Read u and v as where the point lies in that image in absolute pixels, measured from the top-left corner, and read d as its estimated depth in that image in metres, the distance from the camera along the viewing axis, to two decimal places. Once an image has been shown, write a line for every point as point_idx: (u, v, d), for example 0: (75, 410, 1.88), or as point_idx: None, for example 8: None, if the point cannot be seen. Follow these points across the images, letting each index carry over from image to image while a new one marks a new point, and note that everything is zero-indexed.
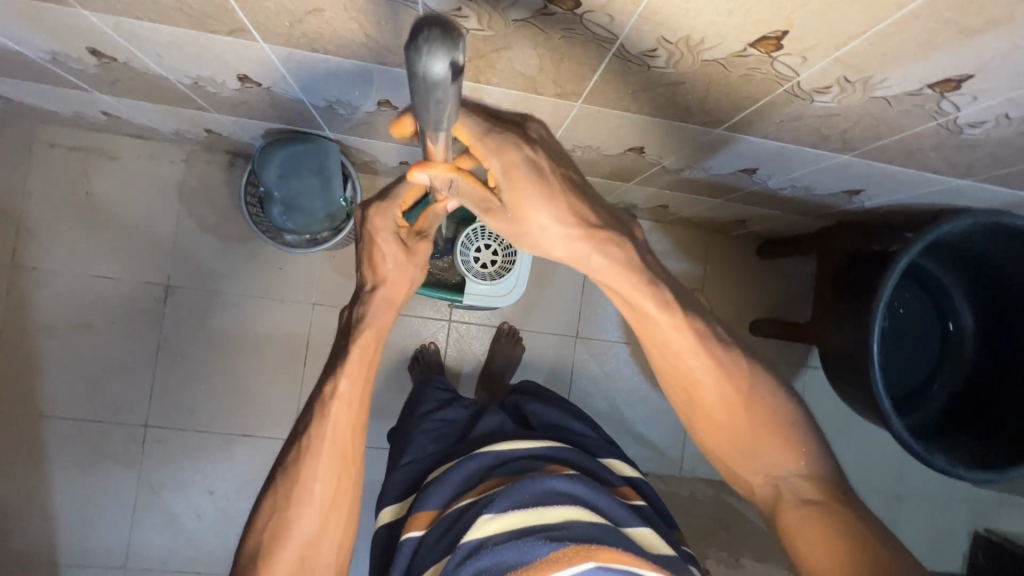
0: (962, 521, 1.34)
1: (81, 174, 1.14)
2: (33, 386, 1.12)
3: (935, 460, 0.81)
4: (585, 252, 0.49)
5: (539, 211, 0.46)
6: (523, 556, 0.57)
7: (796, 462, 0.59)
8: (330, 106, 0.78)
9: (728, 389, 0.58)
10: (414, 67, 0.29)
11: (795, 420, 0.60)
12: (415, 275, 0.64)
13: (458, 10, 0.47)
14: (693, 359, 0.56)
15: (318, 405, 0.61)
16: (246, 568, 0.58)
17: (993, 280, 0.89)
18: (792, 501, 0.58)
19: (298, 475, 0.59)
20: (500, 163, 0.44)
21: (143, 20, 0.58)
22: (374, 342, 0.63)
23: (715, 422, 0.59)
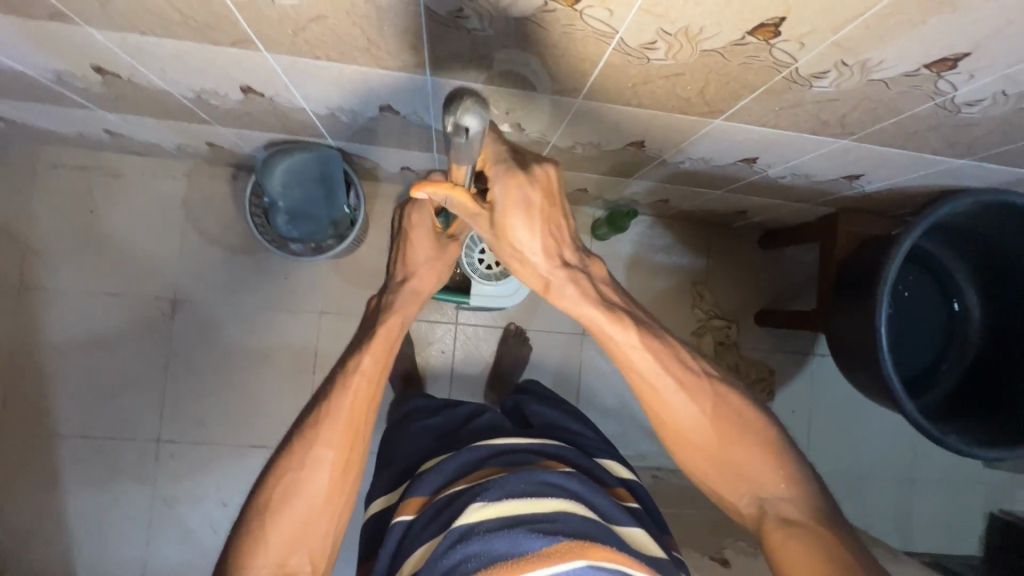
0: (977, 502, 1.34)
1: (86, 193, 1.14)
2: (43, 405, 1.12)
3: (950, 440, 0.81)
4: (553, 279, 0.56)
5: (521, 236, 0.53)
6: (516, 547, 0.57)
7: (780, 483, 0.60)
8: (331, 113, 0.79)
9: (698, 410, 0.60)
10: (452, 124, 0.39)
11: (778, 440, 0.61)
12: (443, 271, 0.67)
13: (459, 10, 0.48)
14: (660, 381, 0.59)
15: (341, 373, 0.62)
16: (248, 529, 0.57)
17: (996, 258, 0.90)
18: (775, 519, 0.59)
19: (311, 438, 0.59)
20: (501, 190, 0.49)
21: (148, 34, 0.59)
22: (399, 325, 0.65)
23: (693, 443, 0.61)
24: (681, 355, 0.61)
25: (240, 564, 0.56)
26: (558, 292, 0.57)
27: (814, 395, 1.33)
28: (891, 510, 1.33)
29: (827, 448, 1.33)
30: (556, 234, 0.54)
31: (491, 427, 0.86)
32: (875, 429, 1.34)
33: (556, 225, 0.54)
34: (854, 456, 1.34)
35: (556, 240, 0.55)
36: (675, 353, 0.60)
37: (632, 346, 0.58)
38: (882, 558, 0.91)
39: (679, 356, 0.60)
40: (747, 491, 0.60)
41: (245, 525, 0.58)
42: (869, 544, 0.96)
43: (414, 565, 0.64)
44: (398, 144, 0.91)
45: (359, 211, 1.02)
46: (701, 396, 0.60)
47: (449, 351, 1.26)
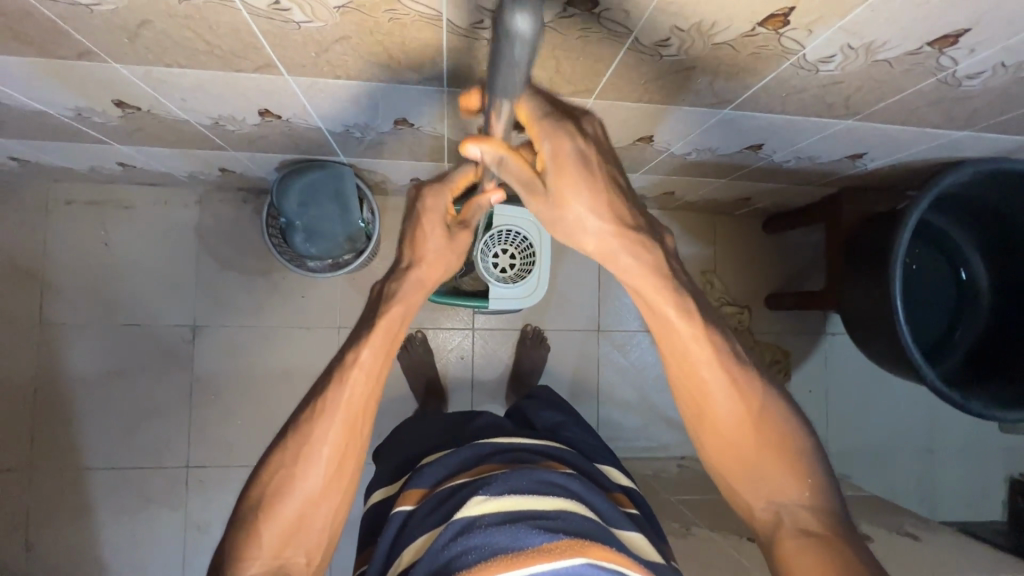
0: (997, 468, 1.36)
1: (99, 227, 1.16)
2: (70, 440, 1.13)
3: (972, 406, 0.83)
4: (612, 249, 0.50)
5: (580, 205, 0.47)
6: (516, 541, 0.58)
7: (803, 492, 0.57)
8: (346, 130, 0.81)
9: (739, 406, 0.57)
10: (500, 28, 0.33)
11: (811, 451, 0.58)
12: (451, 262, 0.65)
13: (480, 22, 0.50)
14: (708, 372, 0.56)
15: (338, 369, 0.60)
16: (245, 519, 0.57)
17: (996, 225, 0.93)
18: (791, 530, 0.56)
19: (309, 436, 0.58)
20: (551, 147, 0.44)
21: (172, 66, 0.60)
22: (401, 318, 0.63)
23: (723, 438, 0.58)
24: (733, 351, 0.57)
25: (236, 556, 0.56)
26: (618, 264, 0.51)
27: (828, 373, 1.35)
28: (913, 480, 1.35)
29: (845, 423, 1.35)
30: (616, 197, 0.47)
31: (495, 427, 0.91)
32: (891, 402, 1.36)
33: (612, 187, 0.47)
34: (873, 430, 1.35)
35: (618, 206, 0.48)
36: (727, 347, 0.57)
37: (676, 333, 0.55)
38: (914, 526, 0.92)
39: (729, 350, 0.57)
40: (766, 495, 0.58)
41: (244, 517, 0.58)
42: (899, 514, 0.97)
43: (414, 553, 0.65)
44: (410, 155, 0.93)
45: (372, 225, 1.05)
46: (746, 395, 0.57)
47: (468, 356, 1.27)
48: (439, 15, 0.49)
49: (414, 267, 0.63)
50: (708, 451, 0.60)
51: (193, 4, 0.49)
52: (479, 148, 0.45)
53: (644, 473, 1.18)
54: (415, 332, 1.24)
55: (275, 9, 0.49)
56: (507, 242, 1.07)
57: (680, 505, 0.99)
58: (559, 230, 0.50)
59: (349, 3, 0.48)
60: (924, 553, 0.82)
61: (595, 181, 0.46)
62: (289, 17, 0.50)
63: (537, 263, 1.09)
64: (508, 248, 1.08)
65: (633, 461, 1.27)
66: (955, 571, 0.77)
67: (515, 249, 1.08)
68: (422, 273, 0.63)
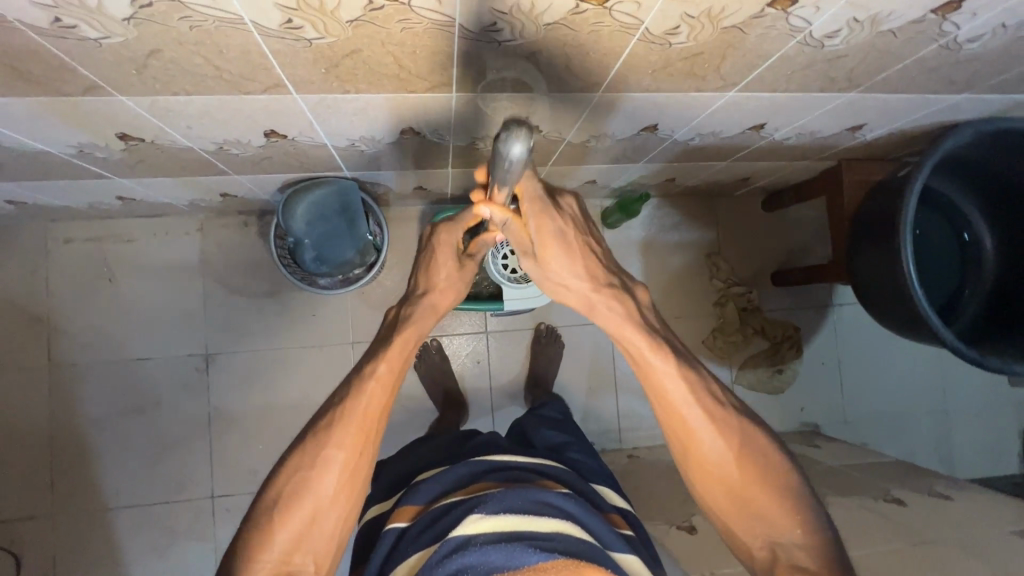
0: (1011, 422, 1.38)
1: (101, 263, 1.14)
2: (90, 482, 1.11)
3: (992, 362, 0.85)
4: (594, 301, 0.57)
5: (559, 266, 0.56)
6: (512, 559, 0.59)
7: (796, 531, 0.57)
8: (351, 144, 0.81)
9: (727, 447, 0.57)
10: (498, 148, 0.42)
11: (801, 488, 0.58)
12: (458, 292, 0.69)
13: (493, 24, 0.50)
14: (692, 414, 0.56)
15: (355, 376, 0.60)
16: (256, 521, 0.56)
17: (997, 181, 0.94)
18: (787, 567, 0.56)
19: (327, 440, 0.57)
20: (535, 223, 0.53)
21: (179, 94, 0.60)
22: (413, 338, 0.64)
23: (714, 478, 0.58)
24: (717, 393, 0.58)
25: (246, 559, 0.55)
26: (596, 309, 0.58)
27: (839, 344, 1.36)
28: (931, 442, 1.37)
29: (859, 392, 1.37)
30: (596, 270, 0.57)
31: (491, 443, 0.91)
32: (902, 366, 1.38)
33: (590, 260, 0.56)
34: (887, 396, 1.37)
35: (601, 275, 0.57)
36: (710, 390, 0.57)
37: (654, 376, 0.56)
38: (945, 486, 0.93)
39: (712, 393, 0.57)
40: (757, 534, 0.57)
41: (255, 516, 0.56)
42: (927, 476, 0.98)
43: (407, 570, 0.67)
44: (414, 164, 0.92)
45: (379, 237, 1.06)
46: (732, 434, 0.57)
47: (484, 360, 1.27)
48: (451, 21, 0.49)
49: (430, 294, 0.66)
50: (697, 489, 0.59)
51: (204, 29, 0.48)
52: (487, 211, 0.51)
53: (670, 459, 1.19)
54: (430, 340, 1.24)
55: (287, 28, 0.49)
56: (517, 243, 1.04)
57: None
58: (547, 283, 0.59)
59: (362, 16, 0.48)
60: (959, 511, 0.83)
61: (579, 254, 0.56)
62: (300, 35, 0.50)
63: None
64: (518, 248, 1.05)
65: (657, 449, 1.27)
66: (992, 526, 0.79)
67: None
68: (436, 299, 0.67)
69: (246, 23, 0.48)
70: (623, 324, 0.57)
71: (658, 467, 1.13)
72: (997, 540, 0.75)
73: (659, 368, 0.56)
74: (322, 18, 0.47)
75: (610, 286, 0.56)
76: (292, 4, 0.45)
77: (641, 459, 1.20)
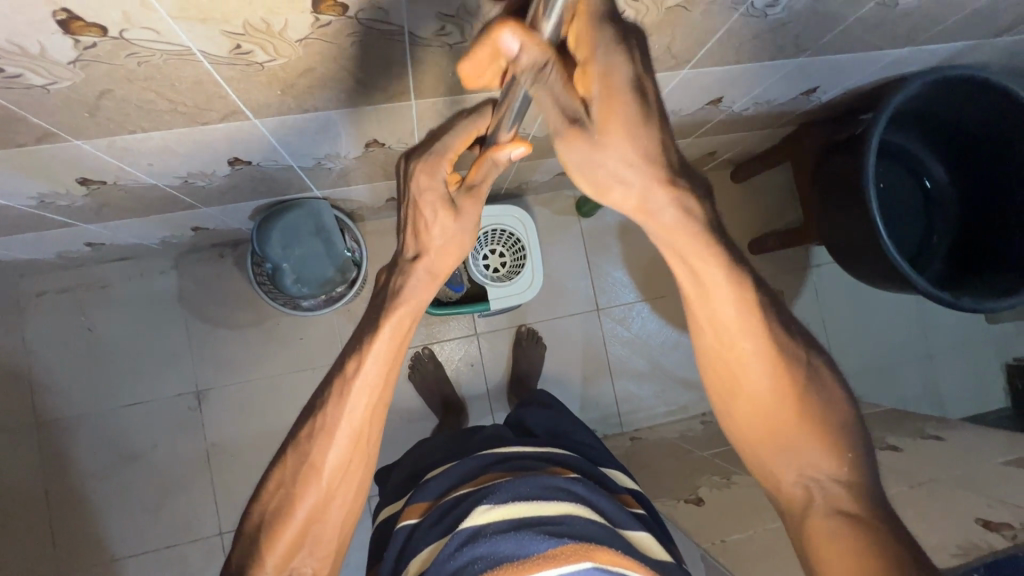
0: (993, 358, 1.43)
1: (79, 313, 1.13)
2: (94, 534, 1.09)
3: (965, 302, 0.87)
4: (649, 198, 0.43)
5: (622, 145, 0.40)
6: (523, 548, 0.62)
7: (839, 467, 0.51)
8: (317, 163, 0.81)
9: (775, 376, 0.51)
10: None
11: (851, 422, 0.52)
12: (465, 241, 0.60)
13: (442, 28, 0.51)
14: (743, 336, 0.50)
15: (338, 383, 0.58)
16: (252, 538, 0.57)
17: (948, 130, 0.98)
18: (823, 508, 0.50)
19: (310, 451, 0.57)
20: (600, 69, 0.37)
21: (136, 131, 0.59)
22: (410, 317, 0.59)
23: (757, 408, 0.52)
24: (770, 316, 0.50)
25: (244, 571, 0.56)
26: (653, 212, 0.44)
27: (822, 304, 1.39)
28: (920, 386, 1.40)
29: (846, 347, 1.40)
30: (663, 145, 0.41)
31: (495, 434, 0.93)
32: (884, 318, 1.41)
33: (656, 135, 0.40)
34: (873, 348, 1.41)
35: (669, 156, 0.41)
36: (762, 311, 0.50)
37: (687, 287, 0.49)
38: (936, 428, 0.96)
39: (758, 313, 0.50)
40: (790, 468, 0.52)
41: (250, 528, 0.58)
42: (919, 421, 1.01)
43: (421, 562, 0.70)
44: (385, 174, 0.93)
45: (357, 252, 1.07)
46: (776, 361, 0.51)
47: (477, 362, 1.27)
48: (400, 30, 0.50)
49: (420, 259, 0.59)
50: (730, 417, 0.54)
51: (153, 64, 0.48)
52: (518, 39, 0.37)
53: (671, 437, 1.21)
54: (422, 349, 1.24)
55: (237, 54, 0.49)
56: (497, 242, 1.10)
57: (715, 458, 1.01)
58: (587, 178, 0.43)
59: (311, 34, 0.48)
60: (952, 450, 0.86)
61: (644, 117, 0.39)
62: (251, 60, 0.50)
63: (529, 257, 1.09)
64: (497, 248, 1.11)
65: (659, 428, 1.29)
66: (984, 459, 0.81)
67: (505, 247, 1.11)
68: (426, 263, 0.59)
69: (195, 53, 0.48)
70: (685, 234, 0.45)
71: (661, 447, 1.15)
72: (990, 471, 0.77)
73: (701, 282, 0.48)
74: (272, 40, 0.48)
75: (677, 174, 0.42)
76: (239, 30, 0.45)
77: (643, 440, 1.21)
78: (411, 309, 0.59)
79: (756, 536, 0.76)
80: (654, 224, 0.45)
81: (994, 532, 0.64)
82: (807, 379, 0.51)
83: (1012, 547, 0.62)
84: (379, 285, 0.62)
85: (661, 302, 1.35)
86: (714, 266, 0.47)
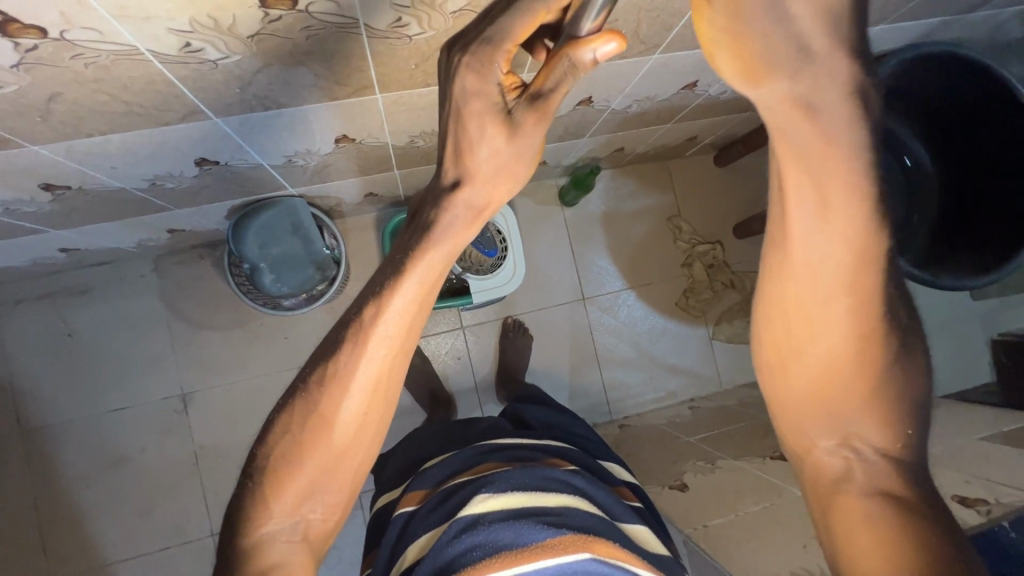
0: (976, 334, 1.44)
1: (60, 320, 1.12)
2: (84, 541, 1.08)
3: (942, 281, 0.89)
4: (818, 85, 0.31)
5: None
6: (520, 537, 0.61)
7: (891, 441, 0.43)
8: (289, 161, 0.80)
9: (854, 338, 0.40)
10: None
11: (921, 397, 0.43)
12: (520, 173, 0.46)
13: (398, 20, 0.50)
14: (834, 287, 0.39)
15: (354, 330, 0.49)
16: (245, 489, 0.52)
17: (930, 109, 0.98)
18: (862, 485, 0.43)
19: (324, 399, 0.50)
20: None
21: (93, 134, 0.58)
22: (441, 262, 0.48)
23: (814, 371, 0.42)
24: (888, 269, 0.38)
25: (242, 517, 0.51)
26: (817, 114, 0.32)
27: None
28: None
29: None
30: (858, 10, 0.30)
31: (493, 427, 0.93)
32: None
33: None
34: None
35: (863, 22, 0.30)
36: (879, 263, 0.38)
37: (787, 217, 0.37)
38: None
39: (877, 269, 0.38)
40: (832, 433, 0.44)
41: (251, 477, 0.52)
42: None
43: (417, 549, 0.70)
44: (359, 170, 0.92)
45: (337, 250, 1.06)
46: (870, 328, 0.40)
47: (464, 356, 1.27)
48: (356, 23, 0.49)
49: (465, 189, 0.46)
50: (778, 375, 0.44)
51: (100, 65, 0.47)
52: None
53: (659, 423, 1.21)
54: None
55: (187, 52, 0.47)
56: None
57: (700, 443, 1.02)
58: (748, 48, 0.31)
59: (263, 29, 0.47)
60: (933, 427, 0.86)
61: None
62: (203, 57, 0.49)
63: (511, 251, 1.10)
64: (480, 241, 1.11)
65: (647, 415, 1.29)
66: (962, 436, 0.81)
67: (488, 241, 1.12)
68: (470, 192, 0.46)
69: (143, 53, 0.46)
70: (825, 148, 0.34)
71: (649, 433, 1.15)
72: (969, 446, 0.77)
73: (805, 216, 0.36)
74: (221, 36, 0.46)
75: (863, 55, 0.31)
76: (185, 27, 0.44)
77: (632, 427, 1.22)
78: (446, 250, 0.47)
79: (738, 520, 0.77)
80: (801, 127, 0.33)
81: (969, 509, 0.64)
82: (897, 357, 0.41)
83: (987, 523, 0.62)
84: (412, 213, 0.50)
85: (647, 289, 1.35)
86: (839, 196, 0.35)
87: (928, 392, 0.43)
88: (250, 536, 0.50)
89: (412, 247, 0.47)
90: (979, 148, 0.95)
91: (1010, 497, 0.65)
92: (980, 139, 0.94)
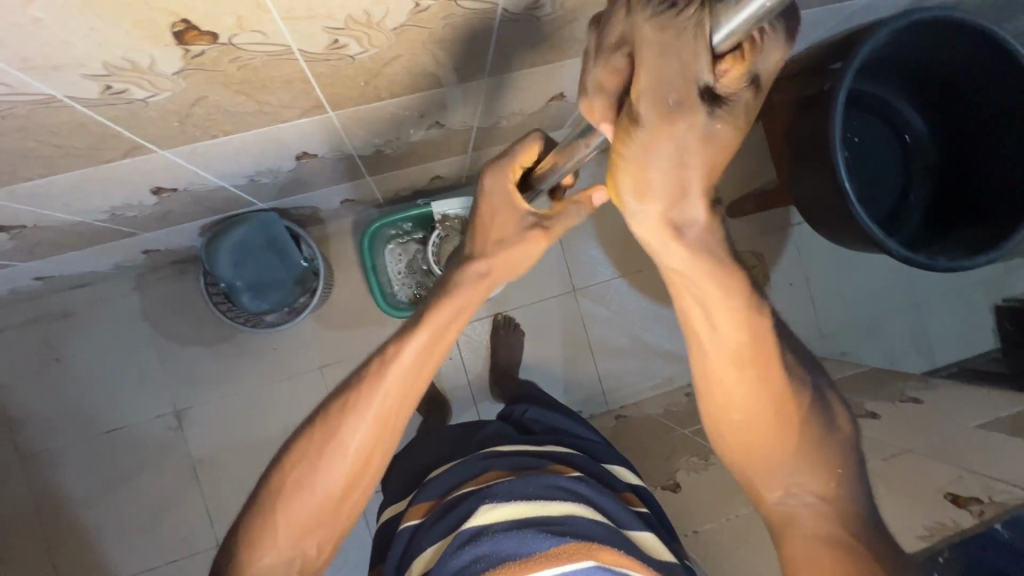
0: (981, 300, 1.40)
1: (47, 345, 1.11)
2: (91, 560, 1.10)
3: (938, 263, 0.84)
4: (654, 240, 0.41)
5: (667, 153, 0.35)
6: (524, 546, 0.61)
7: (826, 487, 0.54)
8: (252, 179, 0.76)
9: (765, 403, 0.51)
10: None
11: (843, 444, 0.54)
12: (518, 265, 0.58)
13: (335, 41, 0.46)
14: (744, 368, 0.50)
15: (375, 361, 0.56)
16: (255, 513, 0.56)
17: (930, 78, 0.93)
18: (807, 528, 0.54)
19: (339, 427, 0.55)
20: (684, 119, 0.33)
21: (33, 178, 0.56)
22: (447, 319, 0.56)
23: (747, 430, 0.53)
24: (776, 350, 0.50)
25: (249, 544, 0.55)
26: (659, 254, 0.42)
27: (802, 262, 1.37)
28: (906, 337, 1.39)
29: (826, 303, 1.38)
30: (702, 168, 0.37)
31: (495, 435, 0.91)
32: (867, 273, 1.39)
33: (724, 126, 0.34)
34: (858, 303, 1.39)
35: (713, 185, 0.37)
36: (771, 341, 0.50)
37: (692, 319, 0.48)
38: (916, 390, 0.95)
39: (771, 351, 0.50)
40: (777, 486, 0.54)
41: (261, 494, 0.56)
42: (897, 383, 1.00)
43: (423, 563, 0.70)
44: (330, 180, 0.89)
45: (316, 260, 1.04)
46: (775, 390, 0.51)
47: (456, 356, 1.26)
48: (289, 49, 0.45)
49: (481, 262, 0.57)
50: (719, 436, 0.55)
51: (19, 115, 0.44)
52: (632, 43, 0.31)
53: (655, 413, 1.20)
54: None
55: (110, 94, 0.44)
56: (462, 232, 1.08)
57: (695, 435, 1.01)
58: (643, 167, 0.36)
59: (187, 65, 0.43)
60: (929, 414, 0.84)
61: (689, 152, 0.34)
62: (130, 97, 0.46)
63: None
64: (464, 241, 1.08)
65: (643, 404, 1.28)
66: (959, 423, 0.79)
67: None
68: (487, 265, 0.57)
69: (62, 99, 0.43)
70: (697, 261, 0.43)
71: (646, 424, 1.15)
72: (967, 434, 0.75)
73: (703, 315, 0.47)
74: (143, 76, 0.43)
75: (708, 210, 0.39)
76: (101, 70, 0.41)
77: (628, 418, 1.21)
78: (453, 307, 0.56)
79: (728, 523, 0.77)
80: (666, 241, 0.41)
81: (962, 509, 0.64)
82: (818, 421, 0.53)
83: (981, 525, 0.61)
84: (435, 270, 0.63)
85: (639, 276, 1.32)
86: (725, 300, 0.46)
87: (854, 441, 0.55)
88: (254, 559, 0.55)
89: (431, 301, 0.56)
90: (979, 119, 0.90)
91: (1005, 494, 0.63)
92: (982, 111, 0.89)
